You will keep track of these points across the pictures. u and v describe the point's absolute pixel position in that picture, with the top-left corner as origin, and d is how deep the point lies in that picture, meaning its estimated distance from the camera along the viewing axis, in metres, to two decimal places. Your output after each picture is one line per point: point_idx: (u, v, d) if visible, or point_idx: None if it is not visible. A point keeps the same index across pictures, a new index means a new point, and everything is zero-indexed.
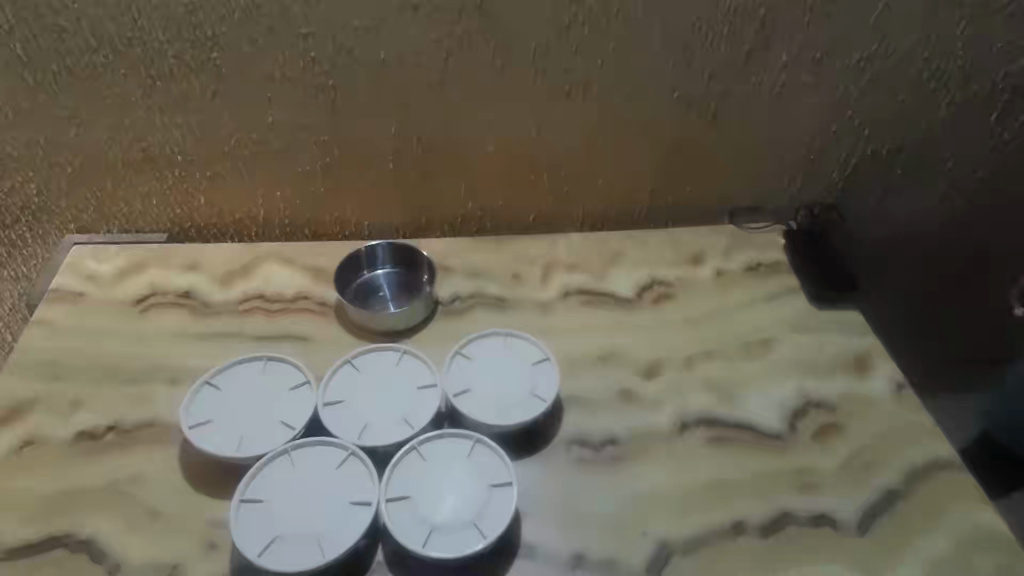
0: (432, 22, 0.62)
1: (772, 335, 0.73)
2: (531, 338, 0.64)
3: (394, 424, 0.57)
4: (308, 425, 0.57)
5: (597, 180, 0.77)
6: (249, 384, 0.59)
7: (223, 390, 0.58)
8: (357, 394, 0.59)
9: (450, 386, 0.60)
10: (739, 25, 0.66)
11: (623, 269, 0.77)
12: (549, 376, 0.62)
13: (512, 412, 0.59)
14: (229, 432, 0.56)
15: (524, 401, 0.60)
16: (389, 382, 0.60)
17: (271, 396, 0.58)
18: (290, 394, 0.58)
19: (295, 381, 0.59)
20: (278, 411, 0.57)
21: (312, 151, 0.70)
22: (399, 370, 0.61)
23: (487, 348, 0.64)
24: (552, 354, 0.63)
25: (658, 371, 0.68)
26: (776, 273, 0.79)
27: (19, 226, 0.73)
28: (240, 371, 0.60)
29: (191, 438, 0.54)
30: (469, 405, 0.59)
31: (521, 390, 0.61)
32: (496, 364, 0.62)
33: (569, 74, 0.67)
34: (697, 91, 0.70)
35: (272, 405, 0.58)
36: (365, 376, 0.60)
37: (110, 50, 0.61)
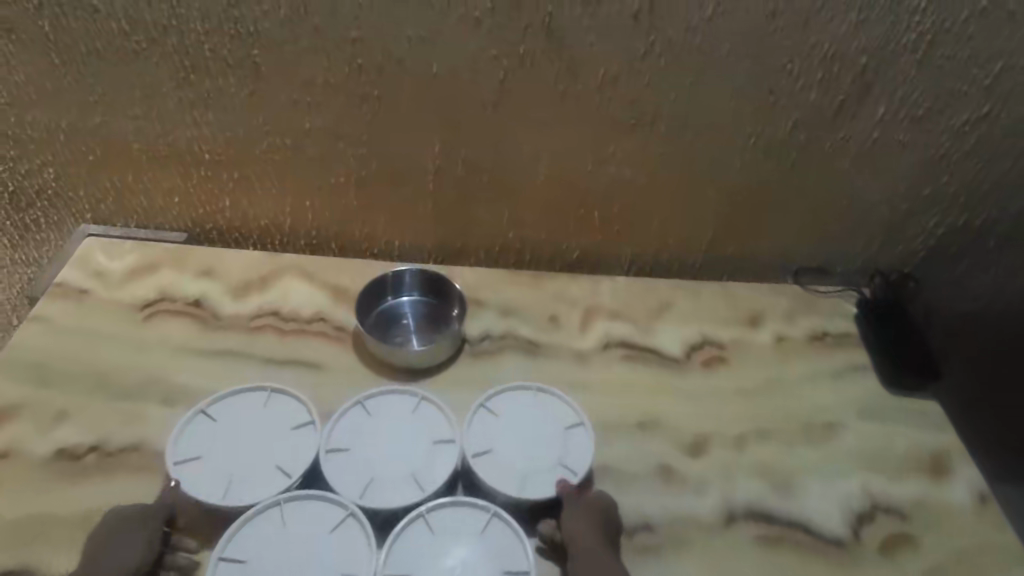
0: (493, 38, 0.56)
1: (835, 418, 0.64)
2: (564, 397, 0.57)
3: (404, 482, 0.51)
4: (307, 474, 0.51)
5: (652, 222, 0.69)
6: (247, 418, 0.53)
7: (217, 423, 0.53)
8: (367, 440, 0.53)
9: (472, 444, 0.53)
10: (835, 71, 0.58)
11: (671, 323, 0.69)
12: (581, 445, 0.55)
13: (537, 482, 0.52)
14: (218, 474, 0.50)
15: (552, 471, 0.53)
16: (403, 431, 0.54)
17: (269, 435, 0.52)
18: (291, 434, 0.52)
19: (298, 420, 0.53)
20: (275, 453, 0.51)
21: (348, 163, 0.64)
22: (414, 418, 0.54)
23: (516, 402, 0.57)
24: (588, 419, 0.56)
25: (703, 448, 0.60)
26: (845, 346, 0.70)
27: (33, 209, 0.69)
28: (240, 402, 0.54)
29: (175, 480, 0.49)
30: (488, 470, 0.52)
31: (550, 457, 0.54)
32: (526, 423, 0.55)
33: (637, 107, 0.60)
34: (779, 139, 0.63)
35: (269, 445, 0.52)
36: (376, 422, 0.54)
37: (143, 37, 0.56)
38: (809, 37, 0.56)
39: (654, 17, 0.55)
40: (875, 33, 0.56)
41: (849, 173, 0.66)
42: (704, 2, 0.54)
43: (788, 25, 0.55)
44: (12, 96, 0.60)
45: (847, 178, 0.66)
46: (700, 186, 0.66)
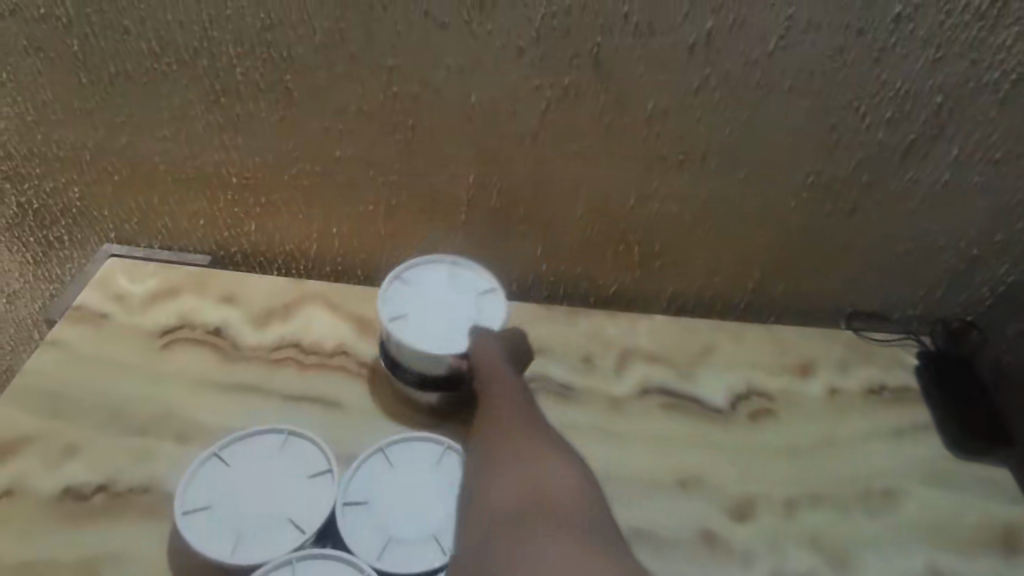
0: (537, 68, 0.53)
1: (893, 484, 0.59)
2: (478, 266, 0.59)
3: (423, 544, 0.48)
4: (320, 529, 0.48)
5: (697, 260, 0.65)
6: (262, 465, 0.50)
7: (231, 469, 0.50)
8: (385, 494, 0.50)
9: (391, 316, 0.56)
10: (906, 110, 0.54)
11: (714, 370, 0.64)
12: (495, 305, 0.58)
13: (450, 343, 0.55)
14: (229, 526, 0.47)
15: (465, 330, 0.56)
16: (421, 484, 0.50)
17: (283, 483, 0.50)
18: (306, 483, 0.50)
19: (316, 468, 0.50)
20: (289, 504, 0.49)
21: (378, 191, 0.61)
22: (437, 471, 0.51)
23: (430, 275, 0.59)
24: (496, 280, 0.59)
25: (749, 512, 0.56)
26: (904, 402, 0.64)
27: (58, 227, 0.67)
28: (255, 445, 0.51)
29: (185, 531, 0.47)
30: (405, 334, 0.55)
31: (466, 317, 0.57)
32: (439, 299, 0.58)
33: (687, 143, 0.56)
34: (840, 178, 0.58)
35: (284, 494, 0.49)
36: (396, 473, 0.51)
37: (174, 59, 0.54)
38: (879, 74, 0.52)
39: (711, 50, 0.51)
40: (953, 72, 0.52)
41: (915, 217, 0.61)
42: (765, 35, 0.50)
43: (856, 61, 0.51)
44: (39, 115, 0.59)
45: (912, 223, 0.61)
46: (750, 225, 0.62)
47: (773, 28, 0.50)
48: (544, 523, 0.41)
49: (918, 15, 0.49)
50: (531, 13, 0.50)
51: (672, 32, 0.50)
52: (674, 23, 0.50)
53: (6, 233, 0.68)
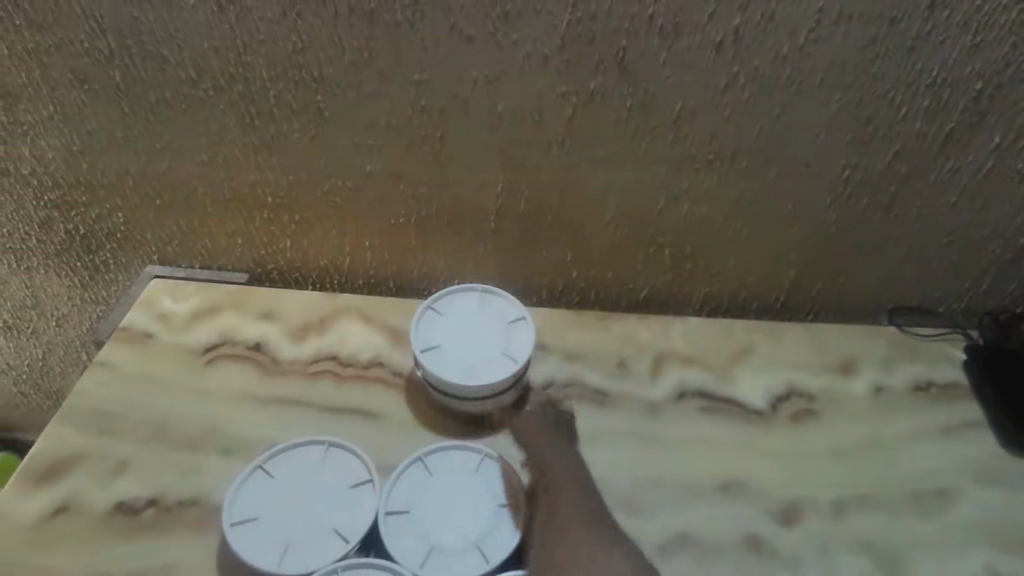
0: (562, 75, 0.53)
1: (946, 484, 0.57)
2: (506, 295, 0.61)
3: (465, 552, 0.48)
4: (364, 539, 0.49)
5: (730, 260, 0.64)
6: (305, 476, 0.51)
7: (275, 480, 0.51)
8: (427, 502, 0.50)
9: (424, 347, 0.58)
10: (943, 99, 0.52)
11: (753, 371, 0.63)
12: (524, 335, 0.59)
13: (481, 372, 0.56)
14: (275, 537, 0.48)
15: (496, 362, 0.57)
16: (461, 493, 0.51)
17: (326, 493, 0.50)
18: (349, 493, 0.50)
19: (357, 477, 0.51)
20: (333, 514, 0.49)
21: (407, 203, 0.62)
22: (476, 479, 0.52)
23: (461, 302, 0.60)
24: (521, 307, 0.60)
25: (796, 515, 0.55)
26: (954, 399, 0.62)
27: (103, 251, 0.70)
28: (297, 457, 0.52)
29: (233, 542, 0.48)
30: (436, 362, 0.57)
31: (495, 348, 0.58)
32: (469, 324, 0.59)
33: (716, 142, 0.56)
34: (875, 171, 0.57)
35: (328, 504, 0.50)
36: (436, 481, 0.51)
37: (211, 85, 0.56)
38: (913, 64, 0.51)
39: (738, 47, 0.51)
40: (992, 57, 0.50)
41: (957, 208, 0.59)
42: (794, 30, 0.50)
43: (889, 52, 0.50)
44: (84, 144, 0.62)
45: (954, 213, 0.59)
46: (783, 224, 0.61)
47: (802, 23, 0.49)
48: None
49: (953, 2, 0.48)
50: (556, 21, 0.50)
51: (699, 32, 0.50)
52: (700, 23, 0.50)
53: (55, 258, 0.71)
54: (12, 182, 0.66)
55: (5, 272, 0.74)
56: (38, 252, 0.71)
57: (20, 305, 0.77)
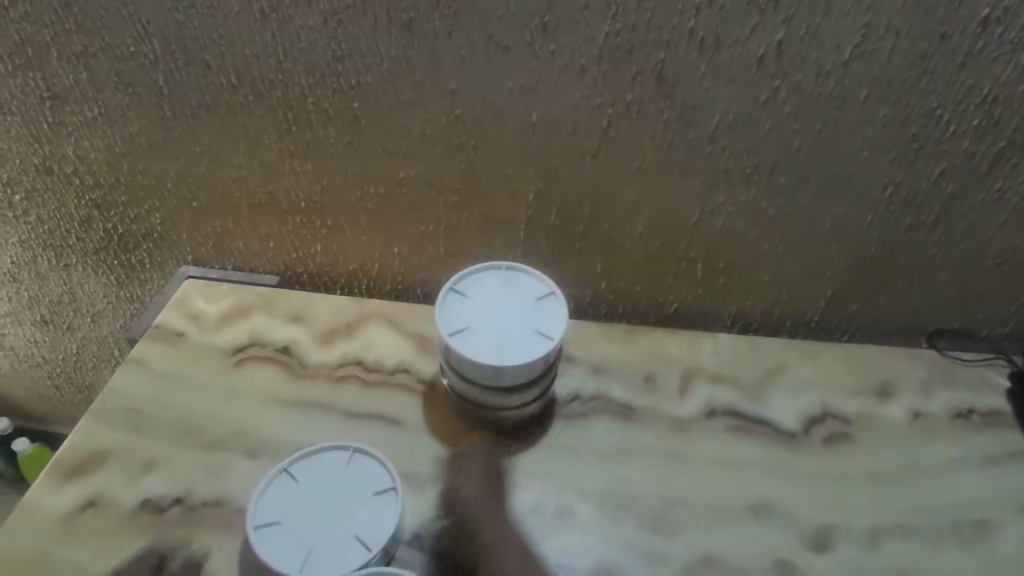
0: (599, 86, 0.52)
1: (988, 515, 0.55)
2: (531, 271, 0.59)
3: (492, 356, 0.54)
4: (386, 547, 0.48)
5: (763, 276, 0.63)
6: (329, 482, 0.51)
7: (300, 484, 0.51)
8: (470, 308, 0.57)
9: (456, 284, 0.58)
10: (993, 118, 0.51)
11: (784, 391, 0.62)
12: (554, 311, 0.57)
13: (509, 353, 0.54)
14: (299, 540, 0.48)
15: (526, 341, 0.55)
16: (510, 310, 0.57)
17: (350, 499, 0.50)
18: (373, 499, 0.51)
19: (381, 484, 0.51)
20: (355, 521, 0.49)
21: (438, 211, 0.62)
22: (513, 288, 0.58)
23: (488, 280, 0.58)
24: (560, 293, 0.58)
25: (828, 540, 0.53)
26: (996, 427, 0.60)
27: (140, 250, 0.72)
28: (323, 461, 0.52)
29: (257, 544, 0.48)
30: (461, 343, 0.55)
31: (524, 327, 0.56)
32: (495, 305, 0.57)
33: (755, 156, 0.55)
34: (920, 189, 0.55)
35: (351, 511, 0.50)
36: (479, 298, 0.57)
37: (250, 90, 0.57)
38: (963, 82, 0.49)
39: (781, 61, 0.50)
40: None
41: (1005, 229, 0.57)
42: (840, 45, 0.48)
43: (938, 69, 0.49)
44: (126, 145, 0.63)
45: (1002, 235, 0.57)
46: (820, 242, 0.60)
47: (848, 37, 0.48)
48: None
49: (1009, 18, 0.46)
50: (594, 33, 0.50)
51: (741, 45, 0.49)
52: (742, 37, 0.49)
53: (94, 256, 0.73)
54: (55, 181, 0.67)
55: (45, 268, 0.76)
56: (78, 250, 0.73)
57: (57, 300, 0.79)
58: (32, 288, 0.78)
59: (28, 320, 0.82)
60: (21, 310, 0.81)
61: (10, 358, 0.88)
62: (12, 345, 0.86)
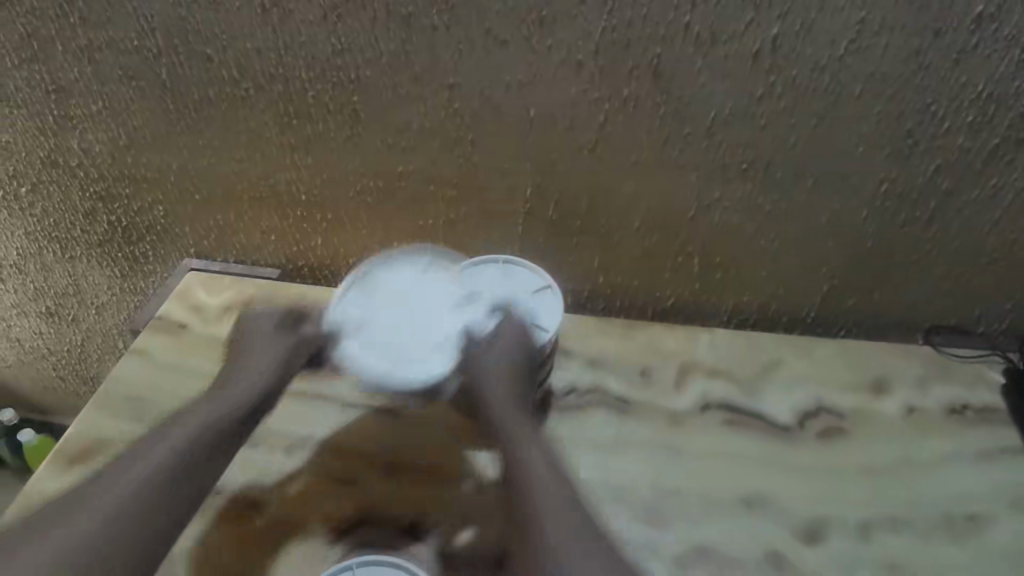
0: (596, 80, 0.53)
1: (980, 510, 0.55)
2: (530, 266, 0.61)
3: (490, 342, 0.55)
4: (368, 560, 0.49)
5: (760, 272, 0.63)
6: (407, 288, 0.60)
7: (376, 287, 0.60)
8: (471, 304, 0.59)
9: (434, 261, 0.62)
10: (987, 114, 0.51)
11: (778, 387, 0.62)
12: (551, 305, 0.60)
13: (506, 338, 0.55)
14: (377, 344, 0.57)
15: (523, 329, 0.56)
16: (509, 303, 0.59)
17: (430, 313, 0.59)
18: (452, 309, 0.59)
19: (452, 293, 0.60)
20: (437, 331, 0.58)
21: (437, 205, 0.63)
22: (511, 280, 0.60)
23: (486, 275, 0.61)
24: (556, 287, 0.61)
25: (820, 533, 0.53)
26: (990, 423, 0.60)
27: (143, 243, 0.72)
28: (400, 273, 0.61)
29: (344, 354, 0.57)
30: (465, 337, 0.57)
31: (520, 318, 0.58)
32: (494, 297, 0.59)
33: (751, 152, 0.55)
34: (915, 185, 0.55)
35: (428, 323, 0.58)
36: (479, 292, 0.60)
37: (251, 84, 0.58)
38: (958, 77, 0.50)
39: (776, 56, 0.50)
40: None
41: (1000, 226, 0.57)
42: (835, 40, 0.49)
43: (933, 64, 0.49)
44: (129, 139, 0.64)
45: (997, 232, 0.58)
46: (816, 237, 0.60)
47: (843, 33, 0.48)
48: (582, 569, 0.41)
49: (1003, 14, 0.47)
50: (591, 27, 0.50)
51: (737, 40, 0.50)
52: (736, 33, 0.49)
53: (98, 249, 0.74)
54: (60, 174, 0.68)
55: (50, 261, 0.77)
56: (82, 243, 0.74)
57: (62, 292, 0.80)
58: (38, 280, 0.79)
59: (34, 312, 0.83)
60: (26, 302, 0.82)
61: (17, 349, 0.89)
62: (18, 337, 0.87)
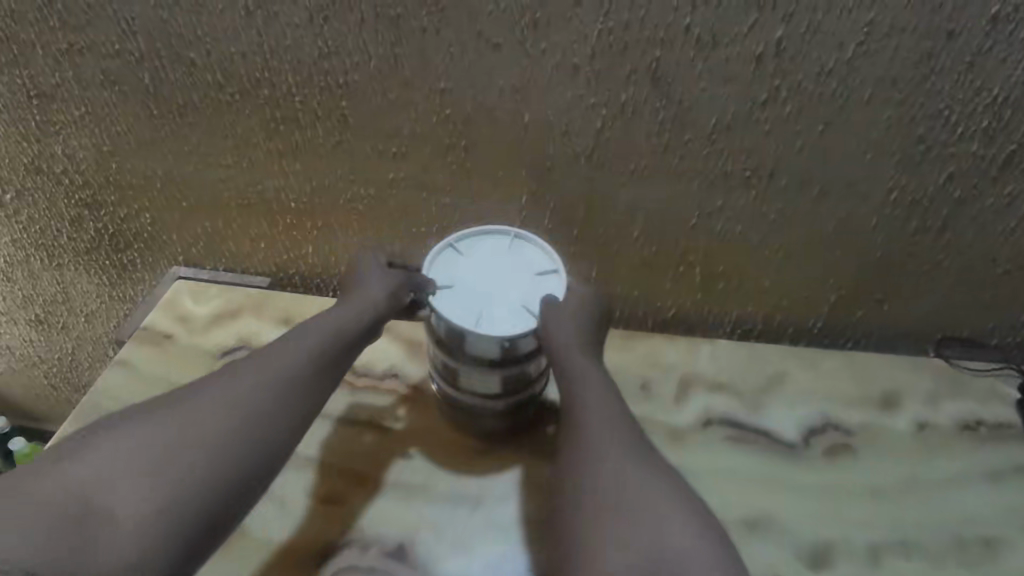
0: (593, 84, 0.51)
1: (995, 533, 0.53)
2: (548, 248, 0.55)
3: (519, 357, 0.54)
4: None
5: (764, 282, 0.61)
6: (493, 259, 0.53)
7: (468, 255, 0.54)
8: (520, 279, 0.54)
9: (522, 235, 0.55)
10: (1002, 119, 0.49)
11: (783, 401, 0.60)
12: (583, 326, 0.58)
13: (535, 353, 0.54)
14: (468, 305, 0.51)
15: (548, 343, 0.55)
16: None
17: (510, 275, 0.53)
18: (536, 280, 0.53)
19: (541, 269, 0.54)
20: (514, 296, 0.52)
21: (430, 212, 0.61)
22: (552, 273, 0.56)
23: (533, 251, 0.54)
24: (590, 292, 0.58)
25: (827, 557, 0.51)
26: (1004, 440, 0.58)
27: (131, 251, 0.71)
28: (489, 241, 0.54)
29: (433, 301, 0.51)
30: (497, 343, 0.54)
31: None
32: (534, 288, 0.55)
33: (755, 158, 0.53)
34: (927, 192, 0.53)
35: (505, 281, 0.53)
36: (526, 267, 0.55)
37: (237, 89, 0.56)
38: (972, 81, 0.47)
39: (781, 59, 0.48)
40: None
41: (1015, 236, 0.55)
42: (842, 42, 0.47)
43: (945, 67, 0.47)
44: (114, 145, 0.62)
45: (1012, 242, 0.55)
46: (822, 247, 0.58)
47: (851, 35, 0.46)
48: (641, 554, 0.40)
49: (1020, 15, 0.44)
50: (587, 30, 0.48)
51: (739, 43, 0.47)
52: (738, 35, 0.47)
53: (86, 256, 0.72)
54: (45, 180, 0.67)
55: (37, 268, 0.75)
56: (69, 250, 0.72)
57: (50, 300, 0.78)
58: (26, 288, 0.78)
59: (23, 319, 0.82)
60: (14, 309, 0.81)
61: (7, 357, 0.88)
62: (8, 345, 0.86)
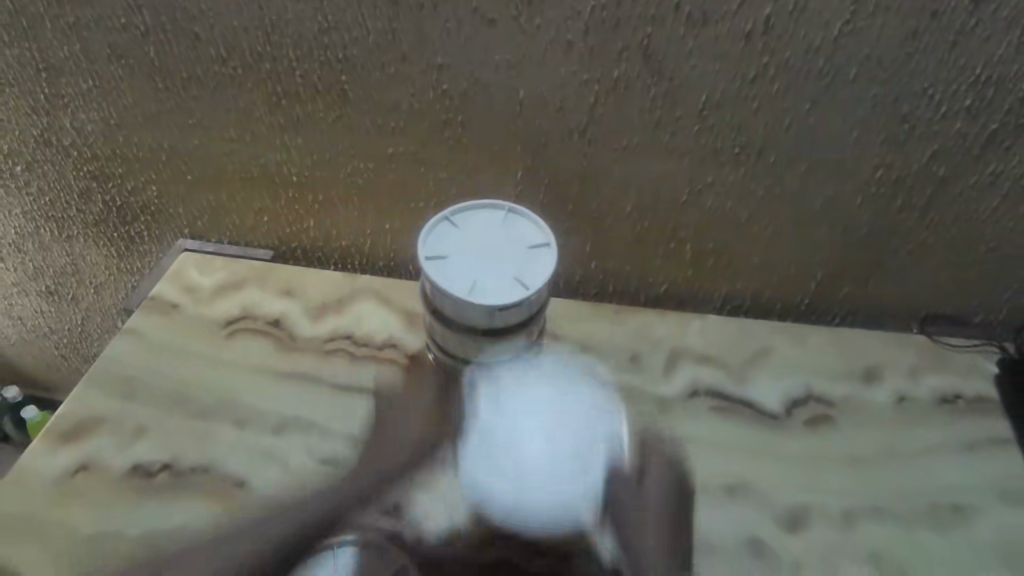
0: (586, 61, 0.52)
1: (966, 501, 0.55)
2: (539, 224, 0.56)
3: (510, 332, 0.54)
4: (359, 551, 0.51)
5: (753, 258, 0.62)
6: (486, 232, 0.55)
7: (460, 228, 0.55)
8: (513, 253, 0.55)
9: (514, 211, 0.56)
10: (986, 98, 0.50)
11: (768, 374, 0.62)
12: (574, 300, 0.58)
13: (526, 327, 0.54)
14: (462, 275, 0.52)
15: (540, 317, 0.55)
16: None
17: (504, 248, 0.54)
18: (528, 252, 0.54)
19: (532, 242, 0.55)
20: (508, 268, 0.53)
21: (428, 186, 0.62)
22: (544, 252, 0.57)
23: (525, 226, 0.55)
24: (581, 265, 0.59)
25: (803, 521, 0.53)
26: (981, 413, 0.59)
27: (138, 223, 0.73)
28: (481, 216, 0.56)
29: (427, 268, 0.52)
30: None
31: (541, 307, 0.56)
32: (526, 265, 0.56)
33: (744, 136, 0.54)
34: (911, 171, 0.54)
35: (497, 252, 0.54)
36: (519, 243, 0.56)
37: (239, 63, 0.57)
38: (956, 60, 0.48)
39: (769, 37, 0.49)
40: None
41: (997, 214, 0.56)
42: (829, 21, 0.48)
43: (929, 46, 0.48)
44: (121, 118, 0.64)
45: (994, 220, 0.57)
46: (809, 224, 0.59)
47: (838, 13, 0.47)
48: None
49: None
50: (580, 7, 0.49)
51: (728, 20, 0.48)
52: (727, 12, 0.48)
53: (94, 229, 0.75)
54: (54, 153, 0.68)
55: (48, 240, 0.77)
56: (79, 222, 0.74)
57: (60, 271, 0.80)
58: (37, 259, 0.80)
59: (34, 290, 0.84)
60: (26, 280, 0.83)
61: (19, 327, 0.90)
62: (20, 315, 0.88)
